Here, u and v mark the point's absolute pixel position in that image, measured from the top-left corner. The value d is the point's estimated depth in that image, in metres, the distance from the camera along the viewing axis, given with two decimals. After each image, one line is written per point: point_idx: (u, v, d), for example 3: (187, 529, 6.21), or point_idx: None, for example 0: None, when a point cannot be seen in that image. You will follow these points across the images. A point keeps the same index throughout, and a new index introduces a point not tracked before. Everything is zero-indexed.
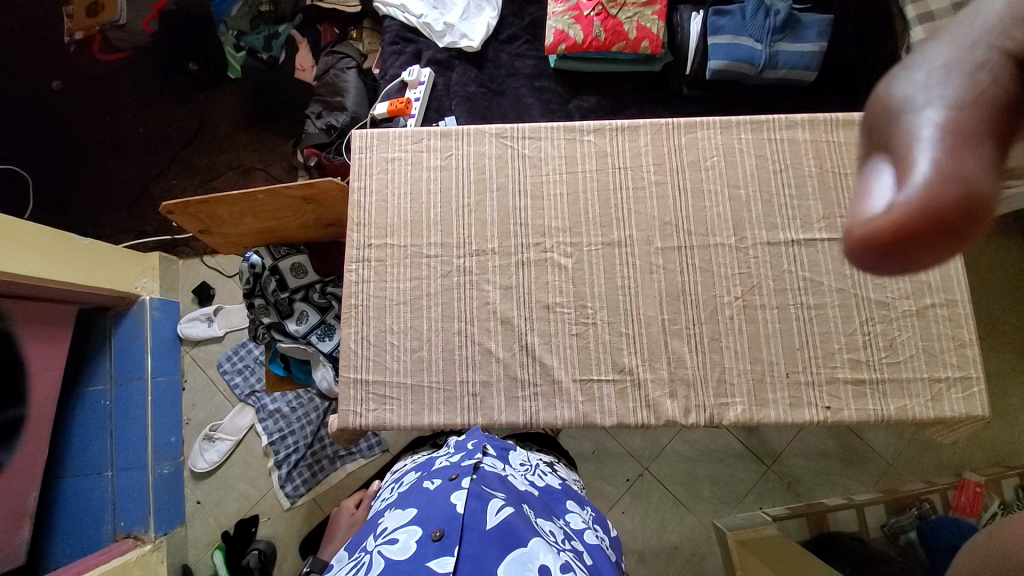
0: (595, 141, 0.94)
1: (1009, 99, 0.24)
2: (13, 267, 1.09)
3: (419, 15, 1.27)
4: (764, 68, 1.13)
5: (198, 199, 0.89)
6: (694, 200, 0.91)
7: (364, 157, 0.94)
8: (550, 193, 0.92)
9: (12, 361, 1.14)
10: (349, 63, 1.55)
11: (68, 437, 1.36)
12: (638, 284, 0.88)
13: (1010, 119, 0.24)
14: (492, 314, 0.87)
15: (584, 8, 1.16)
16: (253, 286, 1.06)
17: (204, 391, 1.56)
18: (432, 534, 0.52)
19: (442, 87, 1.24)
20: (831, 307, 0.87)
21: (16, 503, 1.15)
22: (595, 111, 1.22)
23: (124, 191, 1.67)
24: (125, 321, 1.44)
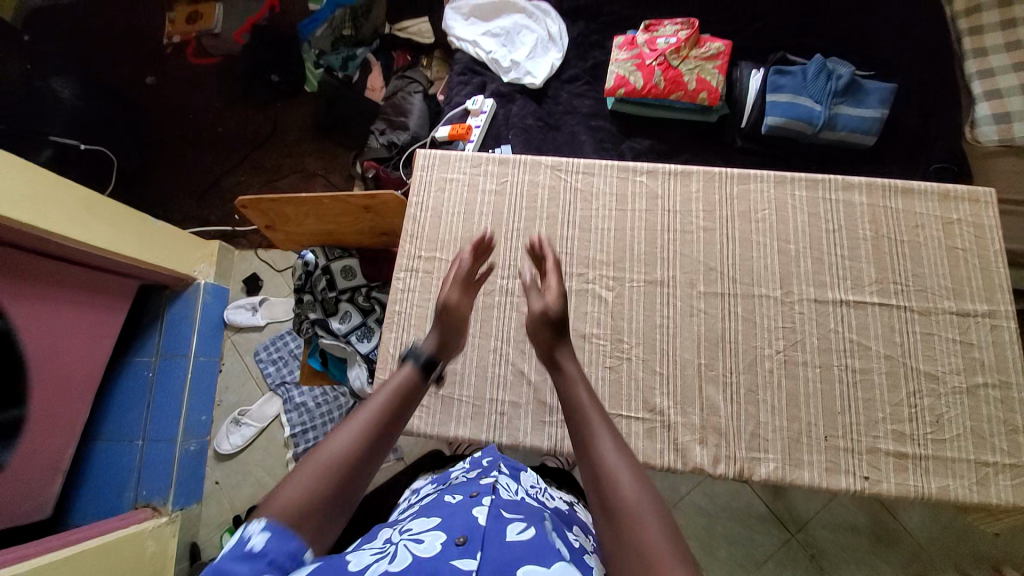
0: (647, 181, 0.96)
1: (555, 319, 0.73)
2: (89, 239, 1.19)
3: (489, 51, 1.36)
4: (822, 128, 1.15)
5: (270, 197, 0.96)
6: (742, 248, 0.92)
7: (425, 174, 1.00)
8: (599, 227, 0.95)
9: (74, 324, 1.23)
10: (417, 87, 1.65)
11: (110, 402, 1.44)
12: (677, 324, 0.89)
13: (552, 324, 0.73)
14: (529, 336, 0.89)
15: (647, 58, 1.22)
16: (304, 282, 1.12)
17: (237, 376, 1.64)
18: (456, 539, 0.52)
19: (502, 118, 1.31)
20: (877, 373, 0.86)
21: (51, 457, 1.22)
22: (647, 154, 1.25)
23: (196, 182, 1.80)
24: (179, 301, 1.54)
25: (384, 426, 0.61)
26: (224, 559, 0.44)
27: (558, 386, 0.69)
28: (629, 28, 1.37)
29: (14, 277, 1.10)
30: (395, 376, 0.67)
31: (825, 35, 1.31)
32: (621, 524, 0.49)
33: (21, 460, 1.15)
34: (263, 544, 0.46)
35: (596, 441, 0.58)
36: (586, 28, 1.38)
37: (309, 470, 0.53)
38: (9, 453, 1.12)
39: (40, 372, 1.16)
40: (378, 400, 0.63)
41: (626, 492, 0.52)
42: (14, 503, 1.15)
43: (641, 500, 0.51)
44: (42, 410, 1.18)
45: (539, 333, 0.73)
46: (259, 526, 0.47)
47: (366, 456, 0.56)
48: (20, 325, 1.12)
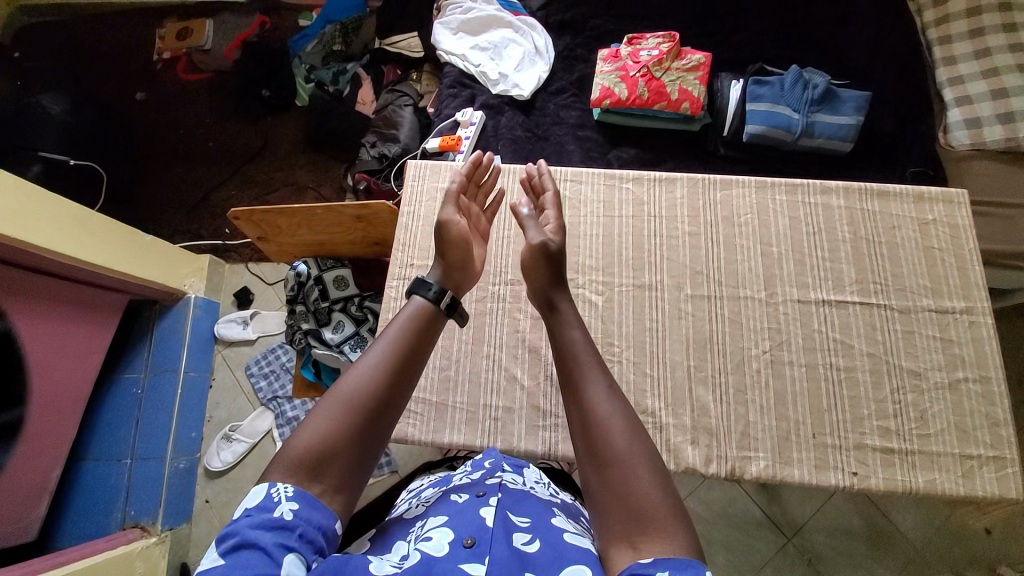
0: (634, 188, 0.98)
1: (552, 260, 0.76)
2: (80, 255, 1.20)
3: (477, 65, 1.39)
4: (801, 135, 1.19)
5: (262, 209, 0.97)
6: (727, 252, 0.94)
7: (417, 184, 1.01)
8: (588, 233, 0.96)
9: (63, 341, 1.23)
10: (406, 101, 1.68)
11: (97, 421, 1.42)
12: (666, 328, 0.90)
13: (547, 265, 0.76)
14: (521, 342, 0.91)
15: (631, 69, 1.25)
16: (296, 293, 1.12)
17: (228, 390, 1.63)
18: (464, 541, 0.53)
19: (491, 129, 1.33)
20: (861, 370, 0.88)
21: (37, 478, 1.20)
22: (634, 162, 1.28)
23: (187, 197, 1.81)
24: (169, 316, 1.54)
25: (399, 361, 0.61)
26: (254, 524, 0.47)
27: (552, 325, 0.72)
28: (614, 41, 1.41)
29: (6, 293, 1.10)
30: (406, 310, 0.66)
31: (801, 47, 1.36)
32: (614, 473, 0.55)
33: (9, 479, 1.13)
34: (292, 516, 0.49)
35: (590, 390, 0.62)
36: (571, 42, 1.42)
37: (329, 413, 0.55)
38: None
39: (23, 390, 1.14)
40: (389, 337, 0.62)
41: (617, 443, 0.57)
42: (1, 523, 1.13)
43: (632, 449, 0.56)
44: (31, 427, 1.17)
45: (538, 271, 0.76)
46: (284, 484, 0.50)
47: (383, 396, 0.57)
48: (8, 341, 1.11)
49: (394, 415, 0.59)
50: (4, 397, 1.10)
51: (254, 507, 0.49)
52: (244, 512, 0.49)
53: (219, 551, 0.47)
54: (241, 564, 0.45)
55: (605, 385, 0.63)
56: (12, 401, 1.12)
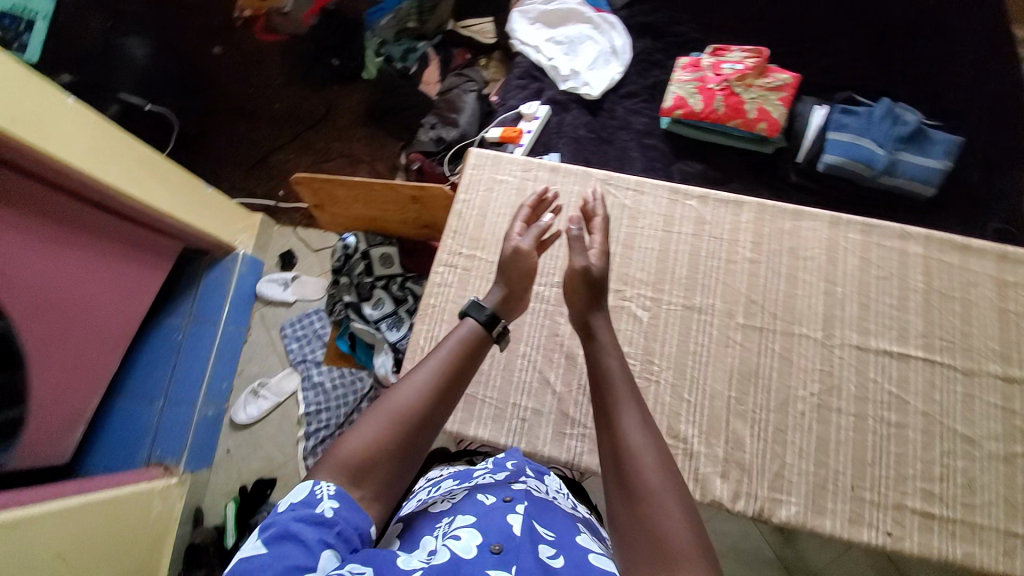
0: (697, 207, 0.93)
1: (591, 283, 0.73)
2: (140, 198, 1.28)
3: (550, 58, 1.37)
4: (881, 173, 1.13)
5: (324, 177, 1.00)
6: (788, 285, 0.89)
7: (476, 173, 0.99)
8: (642, 246, 0.91)
9: (116, 282, 1.31)
10: (472, 87, 1.69)
11: (138, 360, 1.52)
12: (711, 353, 0.85)
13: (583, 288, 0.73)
14: (559, 346, 0.88)
15: (710, 81, 1.21)
16: (342, 265, 1.15)
17: (262, 347, 1.72)
18: (491, 546, 0.53)
19: (554, 126, 1.31)
20: (912, 429, 0.83)
21: (77, 406, 1.29)
22: (697, 178, 1.23)
23: (248, 154, 1.87)
24: (217, 269, 1.63)
25: (445, 378, 0.62)
26: (298, 518, 0.50)
27: (589, 351, 0.71)
28: (694, 51, 1.36)
29: (62, 228, 1.17)
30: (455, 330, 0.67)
31: (894, 79, 1.28)
32: (642, 508, 0.54)
33: (47, 404, 1.21)
34: (332, 513, 0.51)
35: (623, 420, 0.61)
36: (649, 46, 1.38)
37: (375, 422, 0.57)
38: (41, 395, 1.19)
39: (68, 321, 1.22)
40: (437, 353, 0.64)
41: (646, 477, 0.56)
42: (39, 443, 1.23)
43: (660, 485, 0.55)
44: (69, 359, 1.24)
45: (576, 295, 0.73)
46: (328, 482, 0.53)
47: (428, 411, 0.59)
48: (56, 275, 1.18)
49: (435, 427, 0.60)
50: (52, 324, 1.19)
51: (299, 501, 0.52)
52: (289, 506, 0.51)
53: (262, 538, 0.50)
54: (284, 554, 0.47)
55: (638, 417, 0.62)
56: (60, 329, 1.21)
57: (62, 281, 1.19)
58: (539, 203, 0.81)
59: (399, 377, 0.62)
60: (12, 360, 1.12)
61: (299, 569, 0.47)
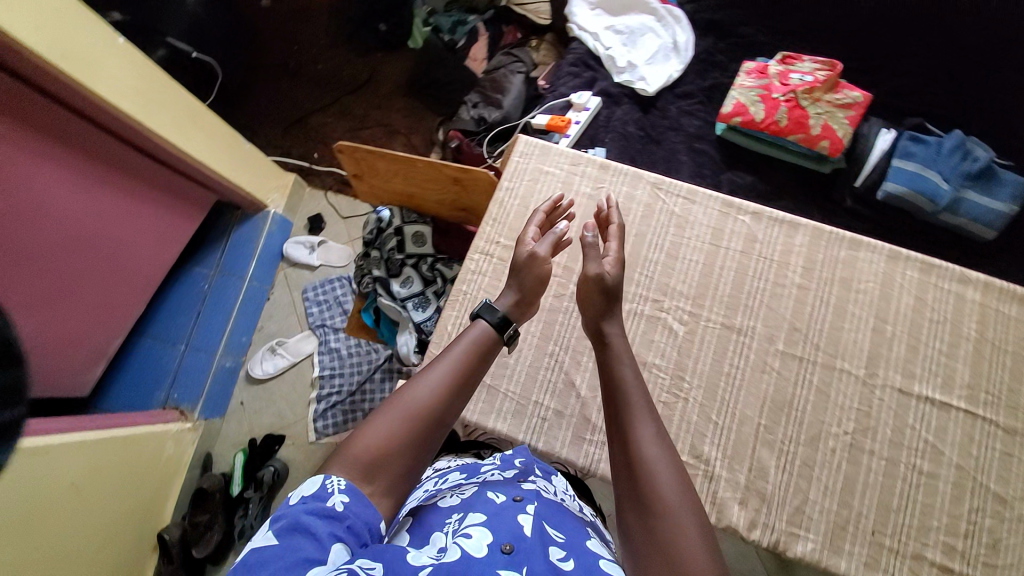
0: (750, 223, 0.88)
1: (607, 289, 0.71)
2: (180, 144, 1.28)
3: (608, 47, 1.31)
4: (943, 209, 1.06)
5: (367, 148, 0.97)
6: (835, 316, 0.85)
7: (523, 161, 0.96)
8: (686, 257, 0.87)
9: (147, 225, 1.32)
10: (519, 68, 1.63)
11: (164, 307, 1.56)
12: (746, 377, 0.82)
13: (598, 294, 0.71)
14: (587, 349, 0.86)
15: (775, 90, 1.15)
16: (374, 238, 1.13)
17: (283, 307, 1.73)
18: (503, 544, 0.53)
19: (603, 119, 1.27)
20: (943, 481, 0.80)
21: (101, 343, 1.31)
22: (747, 191, 1.18)
23: (287, 113, 1.85)
24: (248, 224, 1.64)
25: (459, 376, 0.62)
26: (309, 511, 0.49)
27: (601, 359, 0.69)
28: (759, 56, 1.30)
29: (101, 166, 1.18)
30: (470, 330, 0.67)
31: (971, 109, 1.20)
32: (658, 525, 0.52)
33: (72, 338, 1.24)
34: (343, 507, 0.51)
35: (637, 430, 0.59)
36: (712, 46, 1.32)
37: (389, 418, 0.57)
38: (66, 327, 1.21)
39: (97, 258, 1.23)
40: (452, 352, 0.64)
41: (662, 492, 0.54)
42: (60, 374, 1.25)
43: (678, 500, 0.53)
44: (97, 296, 1.26)
45: (592, 300, 0.72)
46: (338, 477, 0.53)
47: (441, 409, 0.59)
48: (91, 211, 1.19)
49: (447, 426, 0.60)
50: (83, 259, 1.20)
51: (310, 495, 0.51)
52: (300, 499, 0.51)
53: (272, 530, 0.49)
54: (294, 547, 0.47)
55: (652, 427, 0.60)
56: (90, 265, 1.22)
57: (97, 219, 1.20)
58: (553, 209, 0.81)
59: (413, 374, 0.61)
60: (43, 291, 1.14)
61: (309, 562, 0.46)
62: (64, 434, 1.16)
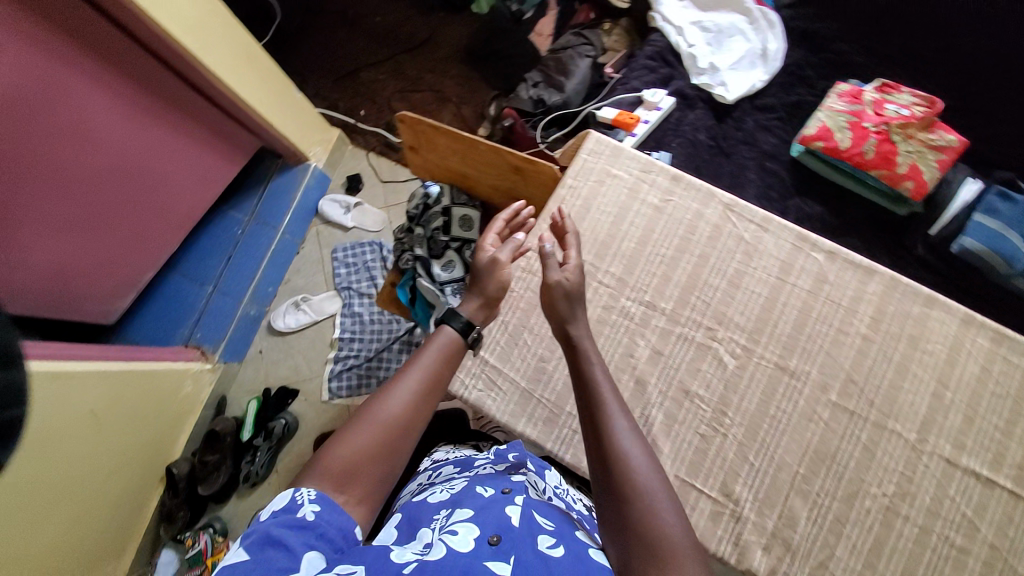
0: (823, 262, 0.83)
1: (569, 295, 0.72)
2: (231, 85, 1.24)
3: (690, 45, 1.23)
4: (1018, 275, 0.99)
5: (431, 123, 0.92)
6: (896, 374, 0.80)
7: (590, 160, 0.91)
8: (749, 287, 0.82)
9: (189, 162, 1.30)
10: (588, 51, 1.55)
11: (195, 247, 1.56)
12: (792, 423, 0.78)
13: (562, 299, 0.72)
14: (629, 369, 0.81)
15: (866, 119, 1.07)
16: (418, 214, 1.11)
17: (312, 263, 1.72)
18: (488, 537, 0.52)
19: (673, 122, 1.20)
20: (978, 561, 0.76)
21: (134, 273, 1.31)
22: (813, 221, 1.11)
23: (339, 64, 1.80)
24: (287, 174, 1.62)
25: (425, 382, 0.65)
26: (279, 523, 0.51)
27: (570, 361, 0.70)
28: (852, 78, 1.21)
29: (151, 96, 1.15)
30: (434, 338, 0.69)
31: None
32: (635, 508, 0.54)
33: (104, 265, 1.23)
34: (314, 516, 0.52)
35: (611, 424, 0.61)
36: (800, 60, 1.23)
37: (361, 431, 0.59)
38: (100, 253, 1.20)
39: (136, 190, 1.21)
40: (420, 362, 0.66)
41: (640, 480, 0.56)
42: (90, 298, 1.24)
43: (656, 485, 0.56)
44: (133, 226, 1.25)
45: (555, 308, 0.72)
46: (309, 488, 0.55)
47: (407, 417, 0.62)
48: (135, 141, 1.16)
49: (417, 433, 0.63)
50: (122, 187, 1.18)
51: (280, 508, 0.52)
52: (270, 513, 0.52)
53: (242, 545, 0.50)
54: (266, 560, 0.48)
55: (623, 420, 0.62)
56: (127, 195, 1.20)
57: (140, 149, 1.18)
58: (514, 218, 0.83)
59: (379, 387, 0.63)
60: (79, 215, 1.12)
61: (282, 572, 0.47)
62: (82, 361, 1.16)
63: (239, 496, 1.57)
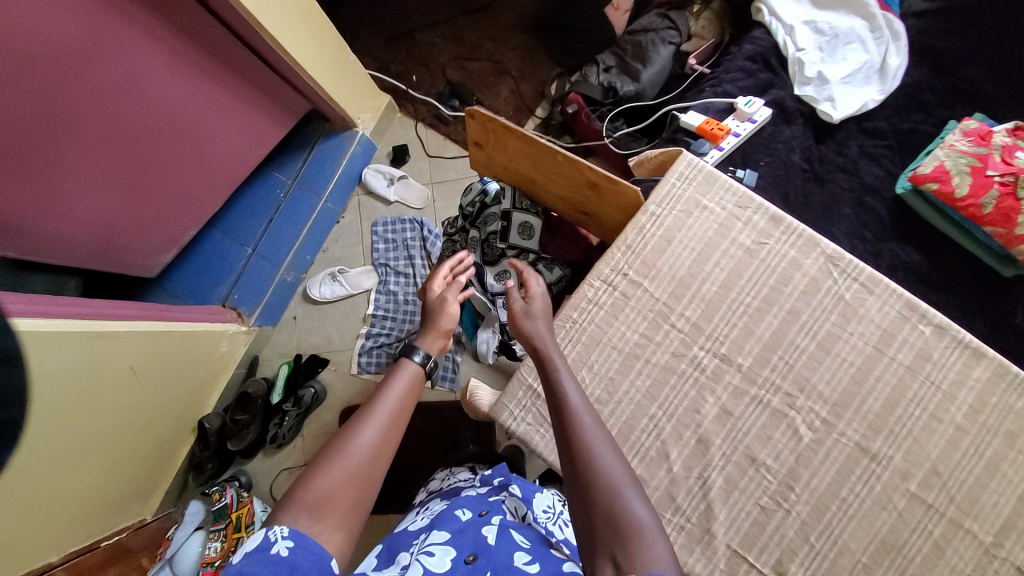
0: (929, 337, 0.73)
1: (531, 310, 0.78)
2: (287, 46, 1.15)
3: (800, 48, 1.09)
4: None
5: (505, 123, 0.82)
6: (985, 470, 0.70)
7: (678, 185, 0.81)
8: (840, 353, 0.74)
9: (237, 121, 1.23)
10: (672, 37, 1.39)
11: (236, 207, 1.52)
12: (862, 509, 0.71)
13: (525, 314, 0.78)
14: (693, 425, 0.75)
15: (991, 166, 0.93)
16: (474, 214, 1.07)
17: (352, 234, 1.68)
18: (466, 556, 0.66)
19: (765, 137, 1.07)
20: None
21: (178, 232, 1.27)
22: (908, 271, 0.99)
23: (398, 22, 1.68)
24: (333, 140, 1.55)
25: (393, 412, 0.68)
26: (253, 565, 0.53)
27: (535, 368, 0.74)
28: (980, 109, 1.05)
29: (204, 51, 1.06)
30: (397, 374, 0.72)
31: None
32: (598, 498, 0.55)
33: (147, 221, 1.18)
34: (287, 552, 0.54)
35: (574, 418, 0.63)
36: (922, 80, 1.08)
37: (333, 466, 0.61)
38: (145, 210, 1.16)
39: (183, 146, 1.15)
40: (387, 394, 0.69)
41: (607, 474, 0.57)
42: (133, 254, 1.20)
43: (625, 481, 0.57)
44: (178, 183, 1.19)
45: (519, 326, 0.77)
46: (280, 525, 0.56)
47: (379, 446, 0.64)
48: (184, 97, 1.08)
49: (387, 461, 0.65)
50: (169, 143, 1.12)
51: (252, 549, 0.54)
52: (242, 555, 0.53)
53: None
54: None
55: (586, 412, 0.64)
56: (174, 151, 1.14)
57: (189, 105, 1.11)
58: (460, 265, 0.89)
59: (349, 420, 0.66)
60: (124, 169, 1.07)
61: None
62: (123, 322, 1.15)
63: (265, 453, 1.60)
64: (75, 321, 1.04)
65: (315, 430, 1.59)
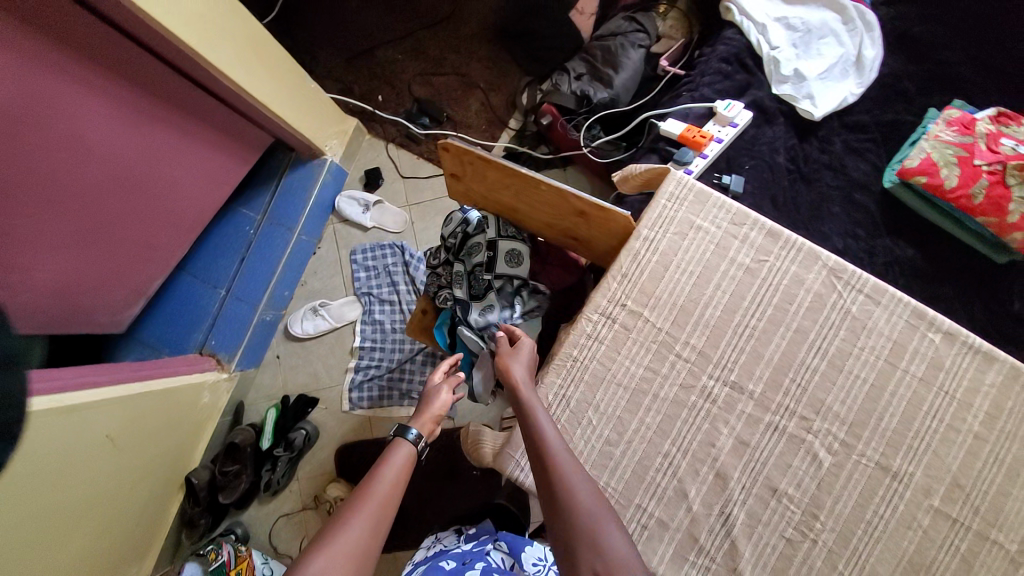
0: (938, 344, 0.72)
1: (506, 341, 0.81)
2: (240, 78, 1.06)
3: (774, 47, 1.06)
4: None
5: (483, 155, 0.77)
6: (1005, 477, 0.69)
7: (670, 207, 0.78)
8: (852, 370, 0.72)
9: (197, 161, 1.14)
10: (641, 40, 1.36)
11: (206, 246, 1.44)
12: (887, 530, 0.69)
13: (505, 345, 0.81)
14: (708, 460, 0.71)
15: (978, 155, 0.92)
16: (457, 246, 1.01)
17: (329, 265, 1.61)
18: None
19: (748, 139, 1.05)
20: None
21: (143, 283, 1.18)
22: (903, 267, 0.98)
23: (357, 40, 1.61)
24: (302, 170, 1.47)
25: (391, 489, 0.64)
26: None
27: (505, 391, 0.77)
28: (959, 95, 1.04)
29: (151, 91, 0.98)
30: (391, 458, 0.67)
31: None
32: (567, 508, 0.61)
33: (111, 276, 1.09)
34: None
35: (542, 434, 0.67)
36: (898, 70, 1.06)
37: (329, 546, 0.56)
38: (106, 266, 1.07)
39: (141, 195, 1.06)
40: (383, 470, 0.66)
41: (568, 489, 0.62)
42: (97, 312, 1.11)
43: (587, 495, 0.62)
44: (140, 233, 1.11)
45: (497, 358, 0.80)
46: None
47: (375, 521, 0.61)
48: (136, 143, 1.00)
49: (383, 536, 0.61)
50: (125, 192, 1.03)
51: None
52: None
53: None
54: None
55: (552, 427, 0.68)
56: (132, 200, 1.05)
57: (143, 151, 1.02)
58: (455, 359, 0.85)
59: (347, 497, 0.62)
60: (79, 226, 0.98)
61: None
62: (93, 390, 1.05)
63: (259, 501, 1.51)
64: (43, 398, 0.95)
65: (309, 472, 1.51)
